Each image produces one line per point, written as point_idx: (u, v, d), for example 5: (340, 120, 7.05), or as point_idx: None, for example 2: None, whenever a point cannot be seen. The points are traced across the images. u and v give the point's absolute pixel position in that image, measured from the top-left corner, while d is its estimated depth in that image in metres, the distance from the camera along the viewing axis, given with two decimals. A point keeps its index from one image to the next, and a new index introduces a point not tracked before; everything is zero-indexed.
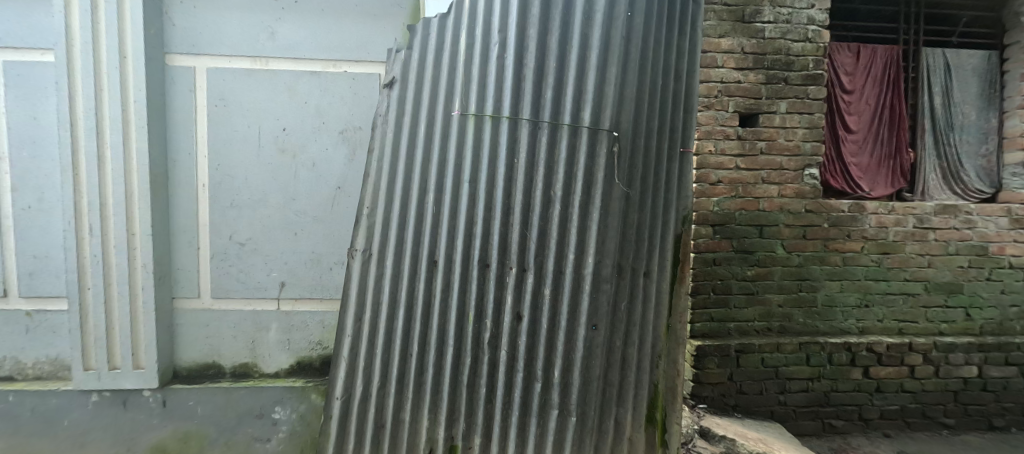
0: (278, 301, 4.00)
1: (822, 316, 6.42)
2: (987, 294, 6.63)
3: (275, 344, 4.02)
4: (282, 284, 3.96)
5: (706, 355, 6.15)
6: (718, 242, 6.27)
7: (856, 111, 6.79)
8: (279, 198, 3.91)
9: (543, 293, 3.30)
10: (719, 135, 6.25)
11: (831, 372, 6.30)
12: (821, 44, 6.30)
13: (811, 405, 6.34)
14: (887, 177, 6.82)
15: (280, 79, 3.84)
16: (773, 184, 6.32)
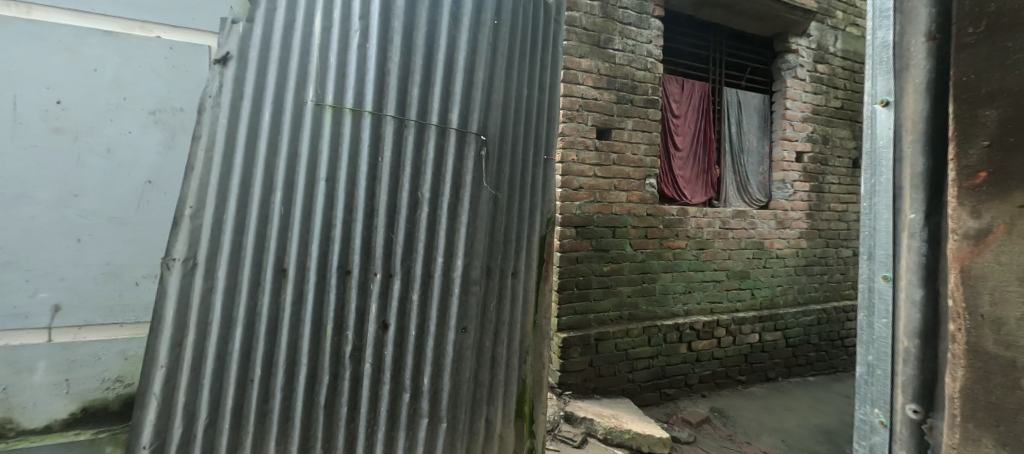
0: (48, 328, 2.39)
1: (659, 302, 7.65)
2: (763, 279, 8.77)
3: (42, 387, 2.39)
4: (56, 309, 2.39)
5: (571, 345, 6.74)
6: (581, 242, 6.93)
7: (682, 133, 8.33)
8: (48, 195, 2.32)
9: (411, 298, 2.89)
10: (580, 146, 6.91)
11: (666, 349, 7.56)
12: (656, 74, 7.52)
13: (653, 379, 7.46)
14: (702, 188, 8.49)
15: (52, 22, 2.34)
16: (623, 191, 7.28)
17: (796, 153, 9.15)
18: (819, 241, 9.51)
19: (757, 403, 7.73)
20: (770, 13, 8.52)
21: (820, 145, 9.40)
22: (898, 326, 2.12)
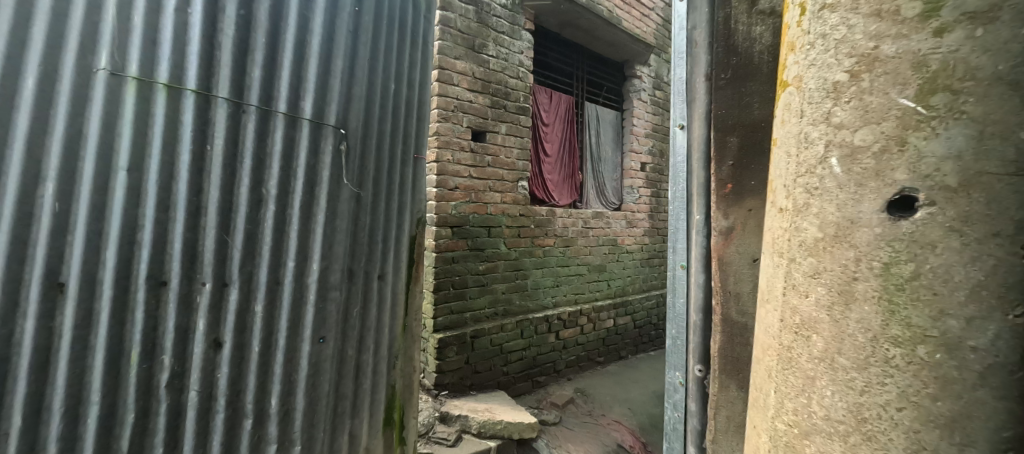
0: None
1: (531, 296, 8.10)
2: (617, 271, 9.88)
3: None
4: None
5: (446, 345, 6.78)
6: (456, 242, 6.98)
7: (550, 139, 8.87)
8: None
9: (251, 311, 2.66)
10: (455, 146, 6.97)
11: (537, 340, 8.06)
12: (527, 83, 7.97)
13: (525, 369, 7.90)
14: (567, 191, 9.13)
15: None
16: (497, 192, 7.54)
17: (642, 163, 10.48)
18: (661, 238, 11.05)
19: (612, 378, 8.71)
20: (621, 41, 9.67)
21: (660, 156, 10.94)
22: (691, 305, 2.58)
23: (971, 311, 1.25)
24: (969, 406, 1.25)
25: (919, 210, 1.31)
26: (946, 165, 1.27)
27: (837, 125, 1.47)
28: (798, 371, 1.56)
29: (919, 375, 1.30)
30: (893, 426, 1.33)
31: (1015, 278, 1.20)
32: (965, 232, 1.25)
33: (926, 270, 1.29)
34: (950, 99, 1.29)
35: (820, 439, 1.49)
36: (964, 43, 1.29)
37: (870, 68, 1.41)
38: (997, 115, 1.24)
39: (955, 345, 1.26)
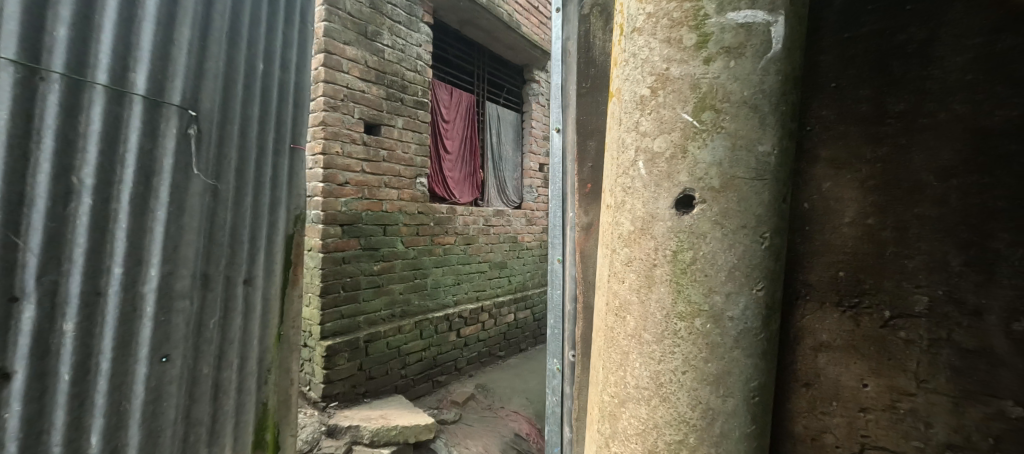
0: None
1: (431, 295, 7.98)
2: (518, 267, 10.21)
3: None
4: None
5: (337, 352, 6.39)
6: (347, 241, 6.57)
7: (451, 136, 8.78)
8: None
9: (56, 331, 2.17)
10: (345, 138, 6.53)
11: (437, 340, 7.97)
12: (425, 78, 7.84)
13: (425, 370, 7.77)
14: (469, 189, 9.13)
15: None
16: (393, 189, 7.28)
17: (540, 164, 10.92)
18: None
19: (511, 371, 8.99)
20: (521, 45, 9.92)
21: None
22: (566, 295, 2.77)
23: (729, 288, 1.62)
24: (730, 365, 1.63)
25: (696, 206, 1.63)
26: (711, 170, 1.62)
27: (643, 133, 1.75)
28: (617, 348, 1.82)
29: (697, 343, 1.63)
30: (680, 387, 1.65)
31: (754, 261, 1.62)
32: (724, 225, 1.61)
33: (699, 256, 1.63)
34: (714, 117, 1.63)
35: (632, 405, 1.75)
36: (722, 72, 1.63)
37: (663, 87, 1.71)
38: (742, 131, 1.61)
39: (718, 315, 1.62)
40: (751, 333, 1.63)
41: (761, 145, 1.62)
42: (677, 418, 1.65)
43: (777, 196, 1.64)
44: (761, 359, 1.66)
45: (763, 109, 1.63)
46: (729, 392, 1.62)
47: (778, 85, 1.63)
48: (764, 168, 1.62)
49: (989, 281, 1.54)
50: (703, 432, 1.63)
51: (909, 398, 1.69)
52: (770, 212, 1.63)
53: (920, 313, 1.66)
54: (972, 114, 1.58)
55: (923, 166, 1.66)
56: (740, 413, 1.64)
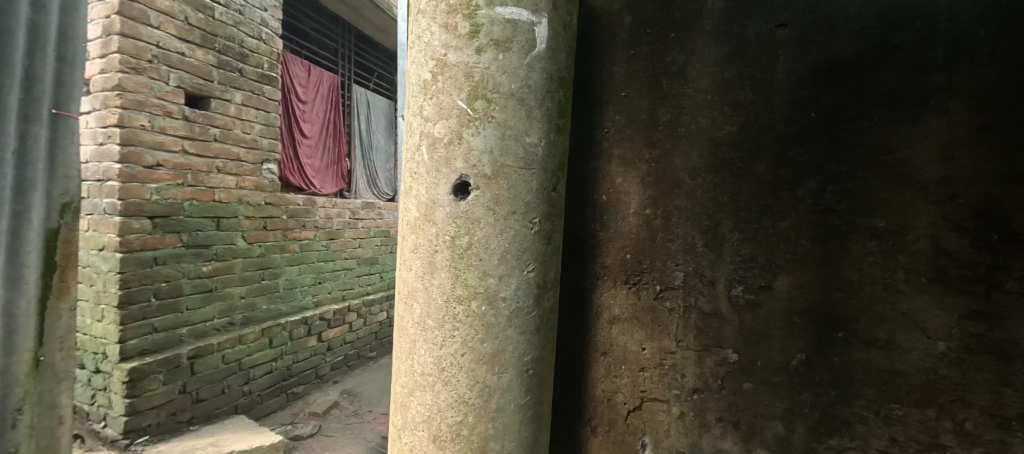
0: None
1: (284, 298, 6.99)
2: (390, 263, 9.72)
3: None
4: None
5: (149, 374, 5.04)
6: (161, 237, 5.24)
7: (309, 119, 7.90)
8: None
9: None
10: (156, 110, 5.16)
11: (291, 347, 7.04)
12: (273, 48, 6.74)
13: (276, 383, 6.80)
14: (332, 179, 8.37)
15: None
16: (229, 174, 6.07)
17: None
18: None
19: (382, 372, 8.51)
20: (387, 26, 9.57)
21: None
22: None
23: (502, 270, 1.80)
24: (504, 343, 1.80)
25: (471, 192, 1.79)
26: (483, 157, 1.79)
27: (427, 118, 1.86)
28: (406, 337, 1.91)
29: (472, 325, 1.79)
30: (461, 369, 1.79)
31: (524, 245, 1.82)
32: (496, 210, 1.79)
33: (475, 240, 1.79)
34: (486, 106, 1.80)
35: (419, 393, 1.86)
36: (491, 63, 1.80)
37: (442, 72, 1.83)
38: (511, 122, 1.81)
39: (493, 296, 1.79)
40: (523, 312, 1.83)
41: (528, 136, 1.83)
42: (459, 399, 1.80)
43: (544, 185, 1.87)
44: (534, 335, 1.86)
45: (530, 103, 1.84)
46: (504, 368, 1.80)
47: (543, 81, 1.86)
48: (531, 158, 1.83)
49: (718, 258, 2.00)
50: (480, 409, 1.79)
51: (670, 355, 2.09)
52: (538, 200, 1.85)
53: (678, 285, 2.07)
54: (709, 128, 2.02)
55: (680, 167, 2.07)
56: (513, 387, 1.82)
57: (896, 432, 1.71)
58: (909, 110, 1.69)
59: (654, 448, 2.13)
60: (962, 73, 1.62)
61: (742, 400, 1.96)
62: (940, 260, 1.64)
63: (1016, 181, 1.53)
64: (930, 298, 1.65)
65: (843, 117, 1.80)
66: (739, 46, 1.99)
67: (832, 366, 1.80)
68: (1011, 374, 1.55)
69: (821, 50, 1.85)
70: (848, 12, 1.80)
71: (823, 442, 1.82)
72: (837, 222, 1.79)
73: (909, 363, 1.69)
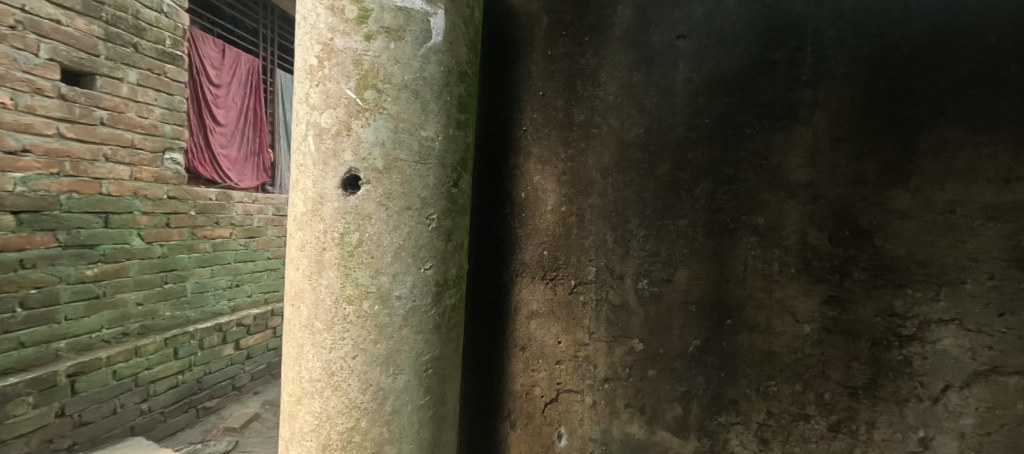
0: None
1: (193, 304, 6.27)
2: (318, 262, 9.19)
3: None
4: None
5: (12, 397, 4.24)
6: (30, 236, 4.43)
7: (222, 105, 7.10)
8: None
9: None
10: (21, 85, 4.32)
11: (202, 357, 6.34)
12: (177, 22, 5.93)
13: (183, 398, 6.11)
14: (251, 171, 7.70)
15: None
16: (122, 164, 5.26)
17: None
18: None
19: None
20: None
21: None
22: None
23: (396, 268, 1.76)
24: (399, 343, 1.78)
25: (362, 186, 1.74)
26: (374, 150, 1.74)
27: (312, 106, 1.78)
28: (292, 342, 1.83)
29: (364, 326, 1.75)
30: (351, 373, 1.75)
31: (421, 242, 1.79)
32: (389, 206, 1.75)
33: (366, 237, 1.74)
34: (377, 96, 1.75)
35: (307, 401, 1.80)
36: (382, 52, 1.76)
37: (328, 58, 1.76)
38: (405, 114, 1.77)
39: (386, 295, 1.76)
40: (420, 310, 1.81)
41: (424, 130, 1.80)
42: (350, 404, 1.75)
43: (441, 181, 1.84)
44: (432, 334, 1.85)
45: (427, 96, 1.80)
46: (399, 369, 1.78)
47: (439, 74, 1.83)
48: (428, 152, 1.80)
49: (626, 253, 2.12)
50: (373, 414, 1.76)
51: (584, 347, 2.18)
52: (435, 196, 1.83)
53: (591, 279, 2.16)
54: (619, 129, 2.14)
55: (593, 166, 2.17)
56: (410, 388, 1.80)
57: (773, 405, 1.92)
58: (784, 120, 1.92)
59: (568, 438, 2.21)
60: (823, 89, 1.87)
61: (647, 387, 2.09)
62: (807, 252, 1.88)
63: (862, 185, 1.81)
64: (799, 285, 1.89)
65: (732, 124, 1.99)
66: (645, 54, 2.12)
67: (722, 350, 1.99)
68: (859, 349, 1.81)
69: (714, 61, 2.02)
70: (737, 29, 1.99)
71: (714, 419, 2.00)
72: (726, 220, 1.98)
73: (782, 344, 1.91)
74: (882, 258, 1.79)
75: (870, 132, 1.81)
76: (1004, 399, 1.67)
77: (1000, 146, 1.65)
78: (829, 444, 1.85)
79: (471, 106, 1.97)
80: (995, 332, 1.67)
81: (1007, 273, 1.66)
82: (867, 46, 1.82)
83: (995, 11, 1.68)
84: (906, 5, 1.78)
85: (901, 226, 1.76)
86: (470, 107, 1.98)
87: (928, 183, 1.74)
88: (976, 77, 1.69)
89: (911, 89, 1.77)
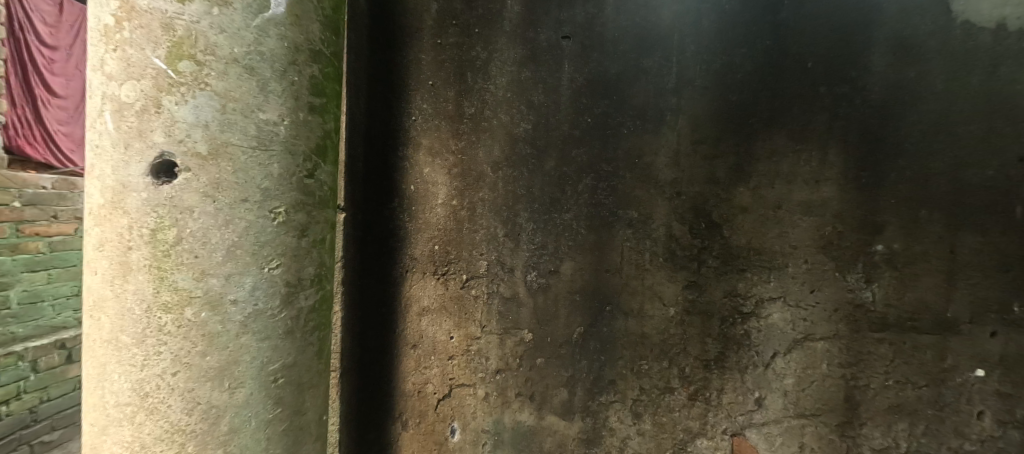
0: None
1: (27, 318, 4.06)
2: None
3: None
4: None
5: None
6: None
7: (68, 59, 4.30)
8: None
9: None
10: None
11: (37, 381, 4.13)
12: None
13: (8, 434, 3.91)
14: None
15: None
16: None
17: None
18: None
19: None
20: None
21: None
22: None
23: (229, 268, 1.59)
24: (236, 354, 1.61)
25: (179, 175, 1.52)
26: (195, 132, 1.54)
27: (108, 76, 1.50)
28: (92, 360, 1.55)
29: (187, 337, 1.55)
30: (171, 392, 1.56)
31: (264, 239, 1.64)
32: (218, 198, 1.56)
33: (186, 234, 1.54)
34: (196, 68, 1.53)
35: (115, 430, 1.56)
36: (203, 17, 1.54)
37: (129, 18, 1.49)
38: (236, 93, 1.58)
39: (217, 301, 1.57)
40: (263, 315, 1.65)
41: (263, 112, 1.63)
42: (171, 428, 1.56)
43: (287, 171, 1.68)
44: (281, 341, 1.70)
45: (265, 73, 1.63)
46: (239, 382, 1.62)
47: (282, 48, 1.66)
48: (268, 138, 1.64)
49: (516, 246, 2.17)
50: (205, 435, 1.59)
51: (476, 341, 2.19)
52: (279, 188, 1.66)
53: (483, 273, 2.18)
54: (508, 124, 2.18)
55: (484, 160, 2.19)
56: (253, 401, 1.65)
57: (644, 382, 2.12)
58: (654, 123, 2.12)
59: (461, 432, 2.21)
60: (685, 97, 2.10)
61: (536, 375, 2.17)
62: (671, 243, 2.10)
63: (714, 183, 2.08)
64: (666, 273, 2.11)
65: (610, 124, 2.13)
66: (532, 50, 2.18)
67: (603, 335, 2.14)
68: (711, 326, 2.08)
69: (595, 63, 2.15)
70: (615, 35, 2.14)
71: (596, 399, 2.15)
72: (606, 214, 2.13)
73: (652, 326, 2.11)
74: (730, 247, 2.08)
75: (721, 137, 2.08)
76: (815, 360, 2.04)
77: (812, 154, 2.03)
78: (690, 411, 2.10)
79: (327, 90, 1.81)
80: (809, 305, 2.04)
81: (816, 257, 2.04)
82: (719, 62, 2.09)
83: (811, 43, 2.05)
84: (751, 28, 2.08)
85: (743, 220, 2.07)
86: (327, 90, 1.83)
87: (763, 183, 2.06)
88: (797, 97, 2.05)
89: (752, 103, 2.07)
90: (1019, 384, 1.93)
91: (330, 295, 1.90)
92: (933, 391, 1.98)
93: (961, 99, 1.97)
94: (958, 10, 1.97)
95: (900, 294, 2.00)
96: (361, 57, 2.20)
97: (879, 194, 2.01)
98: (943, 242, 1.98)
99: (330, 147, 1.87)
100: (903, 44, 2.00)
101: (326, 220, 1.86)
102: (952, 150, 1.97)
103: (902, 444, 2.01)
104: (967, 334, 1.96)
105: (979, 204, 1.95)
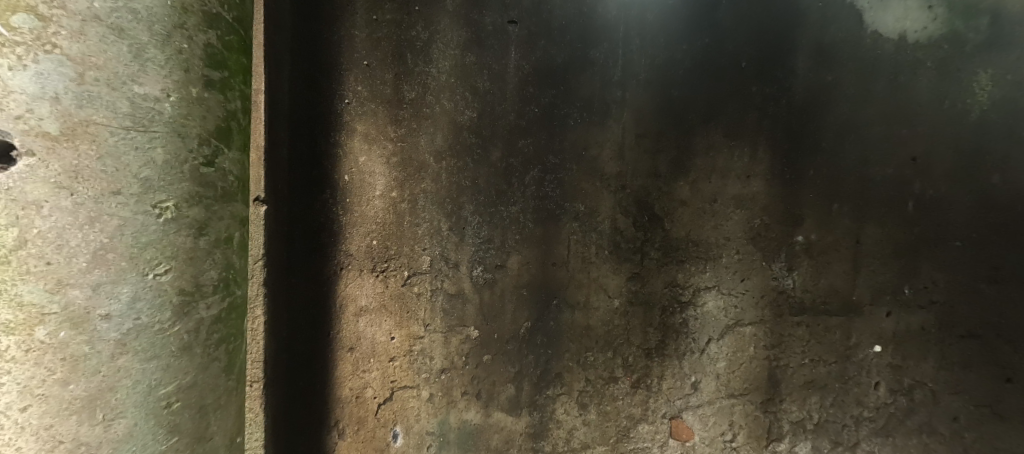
0: None
1: None
2: None
3: None
4: None
5: None
6: None
7: None
8: None
9: None
10: None
11: None
12: None
13: None
14: None
15: None
16: None
17: None
18: None
19: None
20: None
21: None
22: None
23: (98, 277, 1.42)
24: (111, 379, 1.45)
25: (19, 160, 1.32)
26: (40, 106, 1.34)
27: None
28: None
29: (42, 362, 1.36)
30: (20, 432, 1.34)
31: (146, 239, 1.49)
32: (77, 190, 1.39)
33: (33, 236, 1.34)
34: (38, 24, 1.34)
35: None
36: None
37: None
38: (98, 58, 1.42)
39: (81, 317, 1.40)
40: (149, 329, 1.51)
41: (139, 85, 1.48)
42: None
43: (175, 157, 1.55)
44: (174, 360, 1.57)
45: (140, 37, 1.48)
46: (118, 412, 1.47)
47: (163, 7, 1.53)
48: (147, 116, 1.49)
49: (461, 241, 2.09)
50: None
51: (419, 340, 2.09)
52: (165, 178, 1.53)
53: (425, 269, 2.08)
54: (452, 111, 2.08)
55: (425, 149, 2.07)
56: (137, 432, 1.51)
57: (589, 373, 2.14)
58: (600, 115, 2.12)
59: (404, 436, 2.10)
60: (630, 91, 2.12)
61: (482, 372, 2.11)
62: (616, 236, 2.13)
63: (656, 176, 2.13)
64: (611, 266, 2.13)
65: (556, 115, 2.10)
66: (477, 33, 2.09)
67: (549, 329, 2.12)
68: (653, 316, 2.14)
69: (542, 51, 2.10)
70: (561, 23, 2.10)
71: (543, 393, 2.13)
72: (552, 206, 2.11)
73: (598, 318, 2.13)
74: (670, 239, 2.14)
75: (662, 132, 2.13)
76: (744, 343, 2.17)
77: (744, 150, 2.14)
78: (632, 398, 2.15)
79: (228, 63, 1.71)
80: (739, 292, 2.15)
81: (745, 247, 2.15)
82: (662, 57, 2.12)
83: (743, 43, 2.14)
84: (691, 24, 2.13)
85: (680, 212, 2.13)
86: (230, 64, 1.74)
87: (700, 177, 2.13)
88: (731, 95, 2.14)
89: (691, 99, 2.13)
90: (908, 357, 2.17)
91: (240, 303, 1.79)
92: (841, 366, 2.18)
93: (870, 102, 2.16)
94: (869, 21, 2.15)
95: (816, 280, 2.17)
96: (284, 31, 1.97)
97: (800, 189, 2.16)
98: (850, 233, 2.17)
99: (235, 129, 1.75)
100: (823, 49, 2.15)
101: (232, 216, 1.74)
102: (861, 149, 2.16)
103: (816, 416, 2.19)
104: (868, 314, 2.17)
105: (880, 198, 2.16)
